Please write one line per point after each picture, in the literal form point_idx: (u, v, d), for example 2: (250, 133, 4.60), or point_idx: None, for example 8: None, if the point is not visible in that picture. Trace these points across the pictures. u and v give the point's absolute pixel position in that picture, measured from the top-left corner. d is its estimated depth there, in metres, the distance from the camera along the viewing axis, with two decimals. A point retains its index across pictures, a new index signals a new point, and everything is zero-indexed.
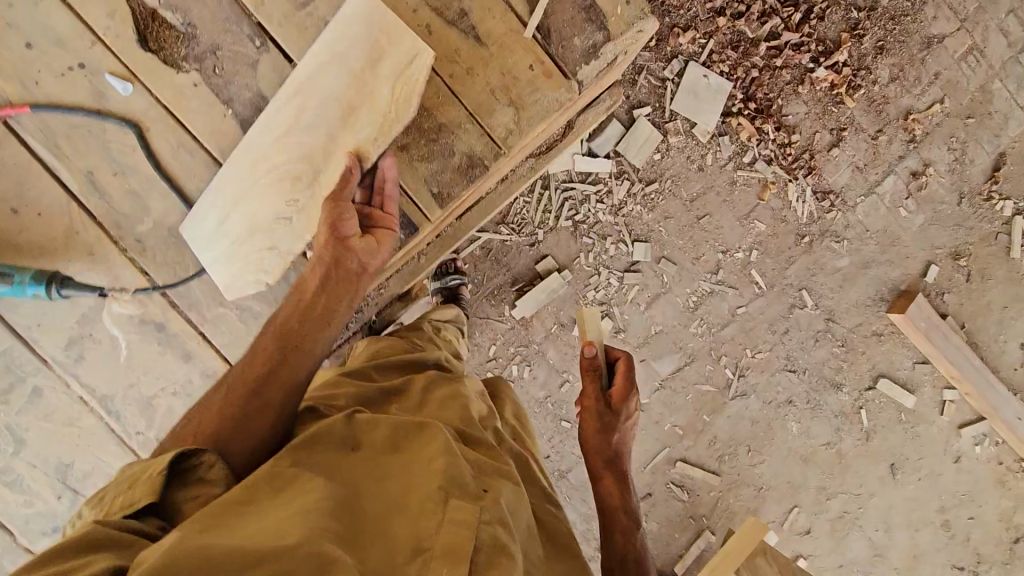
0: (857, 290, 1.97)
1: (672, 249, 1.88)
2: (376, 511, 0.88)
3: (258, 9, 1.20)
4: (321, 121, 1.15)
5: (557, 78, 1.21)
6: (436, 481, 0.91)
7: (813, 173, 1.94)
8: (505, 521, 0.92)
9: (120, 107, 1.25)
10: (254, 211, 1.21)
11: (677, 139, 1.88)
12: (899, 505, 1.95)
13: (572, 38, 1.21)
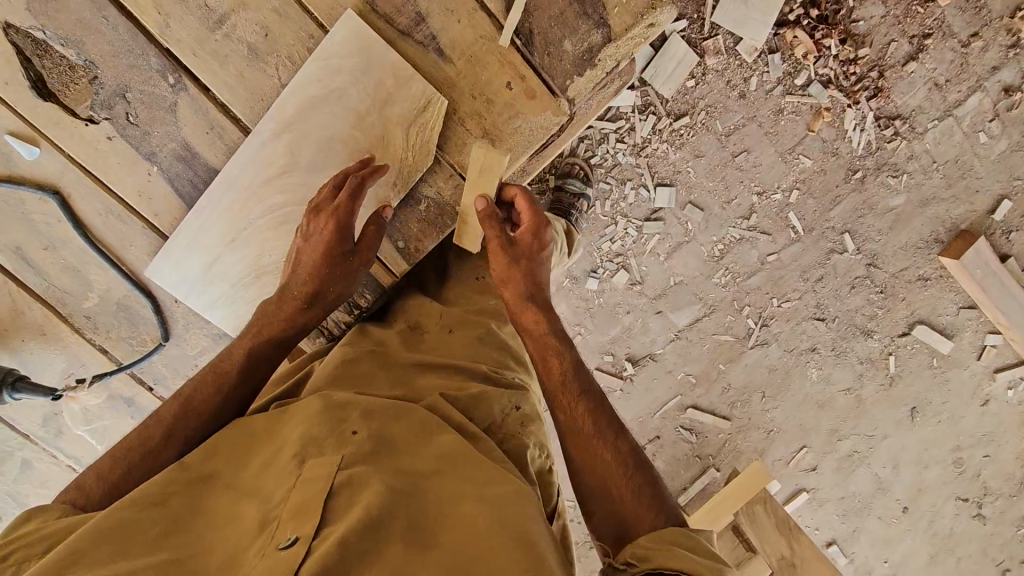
0: (910, 230, 1.74)
1: (701, 193, 1.71)
2: (223, 508, 0.77)
3: (165, 36, 1.00)
4: (322, 163, 1.06)
5: (541, 98, 1.05)
6: (288, 453, 0.80)
7: (880, 95, 1.62)
8: (373, 458, 0.78)
9: (33, 171, 1.08)
10: (251, 258, 1.11)
11: (716, 61, 1.60)
12: (912, 444, 1.96)
13: (562, 42, 1.02)
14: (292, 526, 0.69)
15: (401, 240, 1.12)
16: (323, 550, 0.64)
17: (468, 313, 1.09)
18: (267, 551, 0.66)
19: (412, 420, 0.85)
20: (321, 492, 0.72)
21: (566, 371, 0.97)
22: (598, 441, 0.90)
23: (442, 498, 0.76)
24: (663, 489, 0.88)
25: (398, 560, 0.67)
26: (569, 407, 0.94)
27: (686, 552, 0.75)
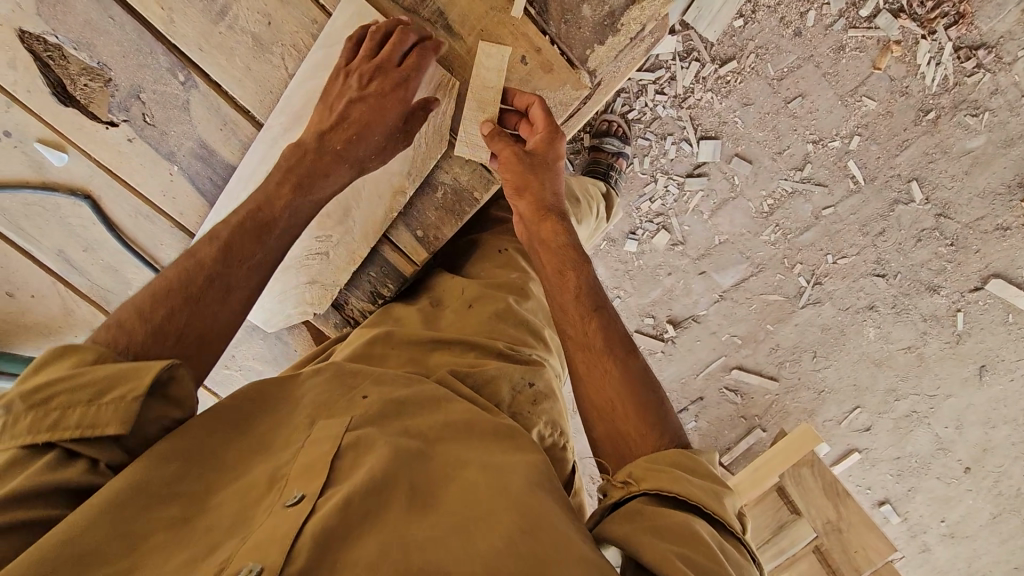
0: (990, 173, 1.57)
1: (749, 144, 1.59)
2: (233, 458, 0.68)
3: (171, 33, 0.98)
4: None
5: (559, 72, 0.97)
6: (296, 413, 0.73)
7: (961, 21, 1.43)
8: (382, 422, 0.70)
9: (63, 175, 1.14)
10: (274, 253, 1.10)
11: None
12: (980, 404, 1.84)
13: (579, 8, 0.94)
14: (296, 486, 0.61)
15: (418, 229, 1.08)
16: (327, 516, 0.57)
17: (486, 287, 1.01)
18: (270, 511, 0.59)
19: (422, 386, 0.76)
20: (327, 456, 0.64)
21: (581, 290, 0.89)
22: (608, 363, 0.82)
23: (458, 461, 0.67)
24: (671, 413, 0.79)
25: (408, 526, 0.58)
26: (581, 328, 0.86)
27: (681, 472, 0.69)
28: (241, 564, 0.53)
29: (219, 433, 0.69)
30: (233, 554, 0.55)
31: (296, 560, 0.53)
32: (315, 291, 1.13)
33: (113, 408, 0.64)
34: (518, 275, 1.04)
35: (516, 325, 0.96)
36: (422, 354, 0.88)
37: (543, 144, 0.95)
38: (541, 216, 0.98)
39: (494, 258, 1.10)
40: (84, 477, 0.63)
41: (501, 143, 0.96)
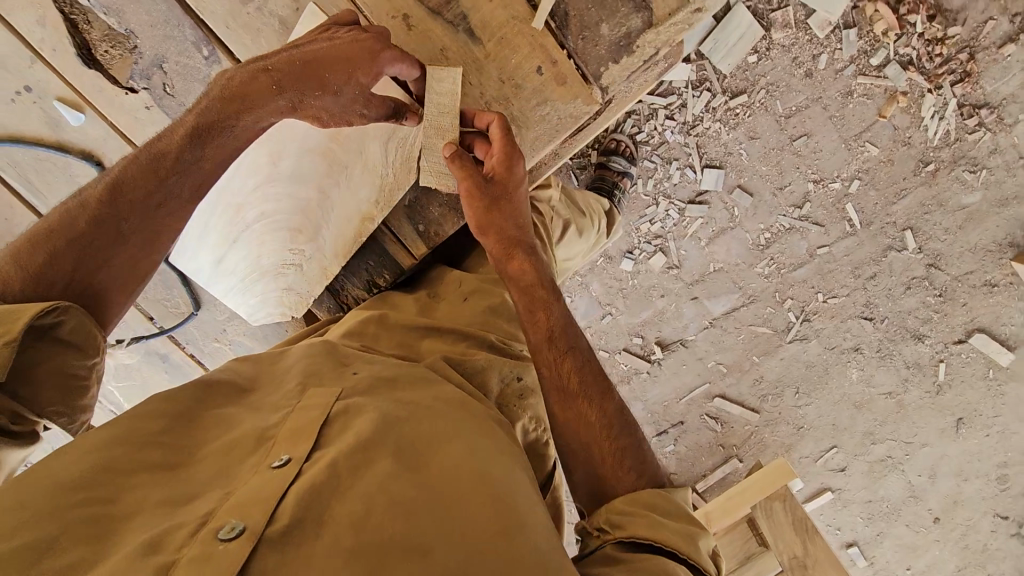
0: (982, 230, 1.60)
1: (752, 177, 1.62)
2: (220, 415, 0.64)
3: (200, 8, 1.01)
4: (304, 169, 1.05)
5: (572, 86, 0.99)
6: (287, 379, 0.69)
7: (967, 79, 1.46)
8: (373, 392, 0.66)
9: (77, 137, 1.12)
10: (253, 258, 1.12)
11: (783, 34, 1.48)
12: (954, 455, 1.86)
13: (598, 26, 0.96)
14: (283, 448, 0.57)
15: (423, 223, 1.08)
16: (315, 478, 0.53)
17: (484, 282, 1.00)
18: (254, 471, 0.55)
19: (413, 370, 0.73)
20: (316, 419, 0.60)
21: (553, 326, 0.87)
22: (585, 400, 0.81)
23: (451, 431, 0.62)
24: (648, 449, 0.80)
25: (394, 497, 0.53)
26: (555, 364, 0.84)
27: (657, 515, 0.69)
28: (222, 518, 0.48)
29: (204, 398, 0.65)
30: (215, 508, 0.50)
31: (281, 518, 0.49)
32: (291, 298, 1.14)
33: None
34: None
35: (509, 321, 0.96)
36: (413, 340, 0.88)
37: (501, 171, 0.91)
38: (509, 250, 0.94)
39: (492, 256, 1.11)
40: None
41: (462, 169, 0.91)
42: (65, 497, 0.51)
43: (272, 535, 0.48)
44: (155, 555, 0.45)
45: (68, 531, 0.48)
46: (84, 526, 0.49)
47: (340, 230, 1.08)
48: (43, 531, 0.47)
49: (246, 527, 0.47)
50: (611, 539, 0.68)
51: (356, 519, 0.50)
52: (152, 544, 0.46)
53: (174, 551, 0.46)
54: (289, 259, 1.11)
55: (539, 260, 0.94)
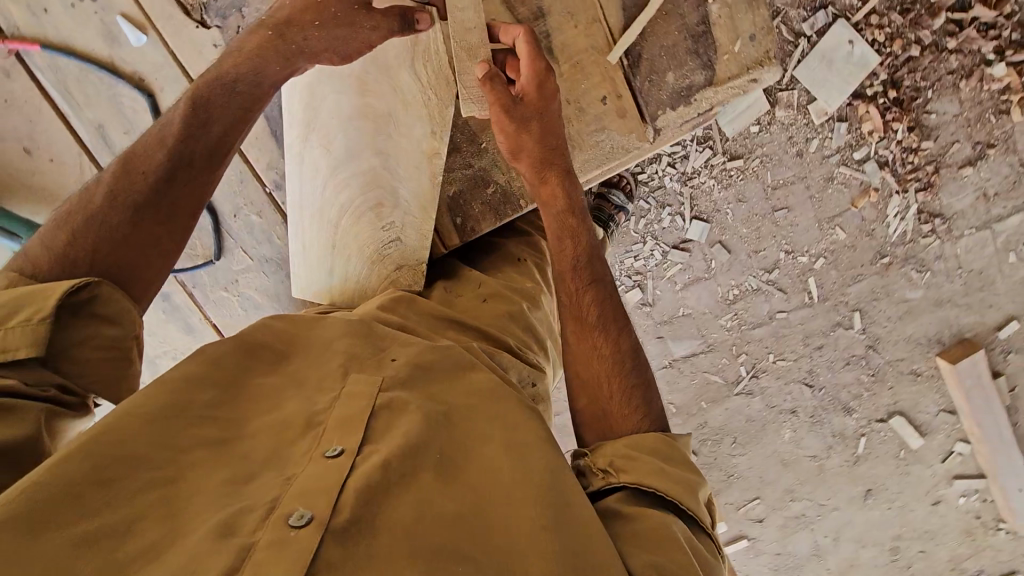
0: (917, 324, 1.79)
1: (733, 236, 1.74)
2: (261, 389, 0.80)
3: None
4: (351, 132, 1.10)
5: (631, 121, 1.10)
6: (329, 363, 0.83)
7: (928, 189, 1.65)
8: (404, 389, 0.80)
9: (134, 55, 1.52)
10: (340, 237, 1.11)
11: (783, 112, 1.62)
12: (858, 523, 2.03)
13: (666, 73, 1.10)
14: (334, 439, 0.71)
15: (460, 216, 1.14)
16: (369, 475, 0.68)
17: (504, 286, 1.05)
18: (309, 459, 0.69)
19: (448, 355, 0.86)
20: (361, 414, 0.74)
21: (581, 258, 1.01)
22: (601, 340, 0.96)
23: (475, 433, 0.78)
24: (656, 396, 0.94)
25: (424, 492, 0.69)
26: (583, 299, 0.99)
27: (660, 464, 0.81)
28: (292, 506, 0.63)
29: (243, 370, 0.81)
30: (280, 496, 0.65)
31: (343, 513, 0.63)
32: (404, 272, 1.08)
33: (23, 329, 0.77)
34: (533, 286, 1.09)
35: (524, 326, 1.01)
36: (438, 330, 0.93)
37: (528, 87, 1.01)
38: (541, 174, 1.03)
39: (511, 263, 1.13)
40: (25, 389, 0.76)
41: (494, 89, 1.00)
42: (138, 475, 0.66)
43: (337, 525, 0.62)
44: (231, 537, 0.60)
45: (145, 512, 0.63)
46: (161, 506, 0.64)
47: (416, 183, 1.09)
48: (125, 513, 0.63)
49: (315, 518, 0.62)
50: (614, 479, 0.80)
51: (405, 517, 0.66)
52: (227, 525, 0.61)
53: (250, 533, 0.61)
54: (385, 238, 1.09)
55: (569, 183, 1.03)
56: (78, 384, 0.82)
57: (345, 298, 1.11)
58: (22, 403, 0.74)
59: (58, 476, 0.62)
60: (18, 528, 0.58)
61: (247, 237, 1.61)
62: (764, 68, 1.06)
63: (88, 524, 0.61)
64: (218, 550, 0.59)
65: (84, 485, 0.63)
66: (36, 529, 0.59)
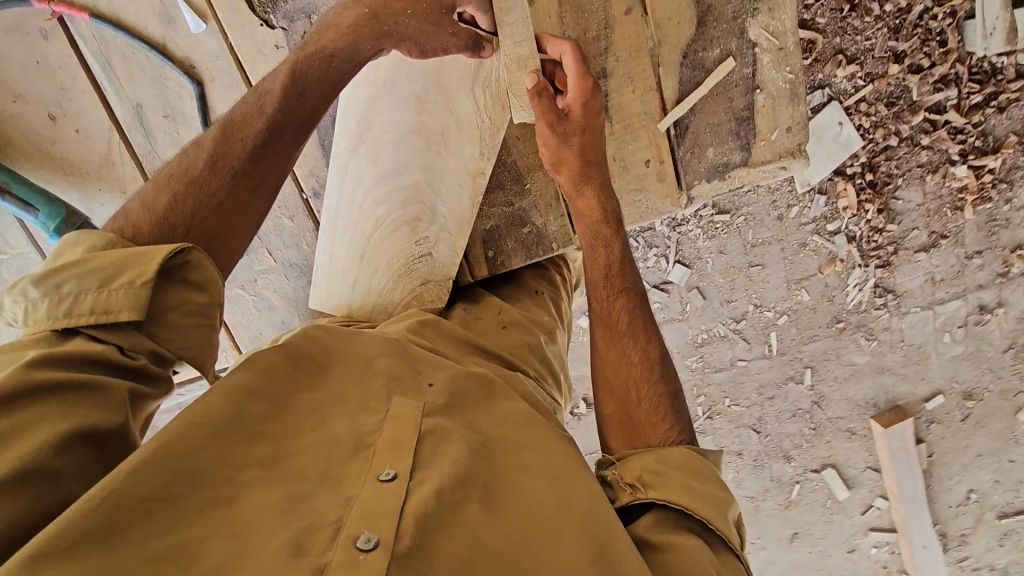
0: (859, 386, 1.94)
1: (709, 285, 1.83)
2: (304, 403, 0.77)
3: None
4: (399, 143, 1.12)
5: (669, 186, 1.15)
6: (371, 382, 0.82)
7: (886, 267, 1.79)
8: (447, 417, 0.80)
9: (190, 41, 1.50)
10: (374, 247, 1.13)
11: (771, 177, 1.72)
12: (780, 561, 2.21)
13: (706, 149, 1.13)
14: (387, 462, 0.70)
15: (492, 249, 1.16)
16: (425, 499, 0.67)
17: (523, 318, 1.09)
18: (366, 482, 0.68)
19: (482, 379, 0.87)
20: (409, 437, 0.74)
21: (613, 262, 1.05)
22: (629, 343, 0.99)
23: (517, 466, 0.77)
24: (685, 409, 0.95)
25: (480, 523, 0.68)
26: (610, 301, 1.03)
27: (688, 479, 0.81)
28: (356, 528, 0.62)
29: (291, 383, 0.78)
30: (343, 517, 0.64)
31: (404, 538, 0.63)
32: (431, 288, 1.11)
33: (126, 292, 0.70)
34: (550, 320, 1.13)
35: (542, 360, 1.04)
36: (463, 353, 0.96)
37: (574, 103, 1.03)
38: (578, 189, 1.06)
39: (529, 294, 1.18)
40: (123, 359, 0.69)
41: (541, 102, 1.03)
42: (201, 489, 0.63)
43: (400, 551, 0.62)
44: (302, 558, 0.59)
45: (214, 529, 0.61)
46: (228, 522, 0.62)
47: (455, 201, 1.13)
48: (194, 532, 0.60)
49: (379, 542, 0.61)
50: (640, 495, 0.81)
51: (466, 545, 0.66)
52: (295, 544, 0.60)
53: (319, 554, 0.60)
54: (416, 251, 1.11)
55: (606, 194, 1.06)
56: (171, 350, 0.74)
57: (363, 311, 1.12)
58: (106, 376, 0.67)
59: (124, 490, 0.59)
60: (90, 546, 0.55)
61: (275, 238, 1.57)
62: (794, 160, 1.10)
63: (160, 541, 0.58)
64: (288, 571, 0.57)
65: (150, 501, 0.60)
66: (108, 546, 0.56)
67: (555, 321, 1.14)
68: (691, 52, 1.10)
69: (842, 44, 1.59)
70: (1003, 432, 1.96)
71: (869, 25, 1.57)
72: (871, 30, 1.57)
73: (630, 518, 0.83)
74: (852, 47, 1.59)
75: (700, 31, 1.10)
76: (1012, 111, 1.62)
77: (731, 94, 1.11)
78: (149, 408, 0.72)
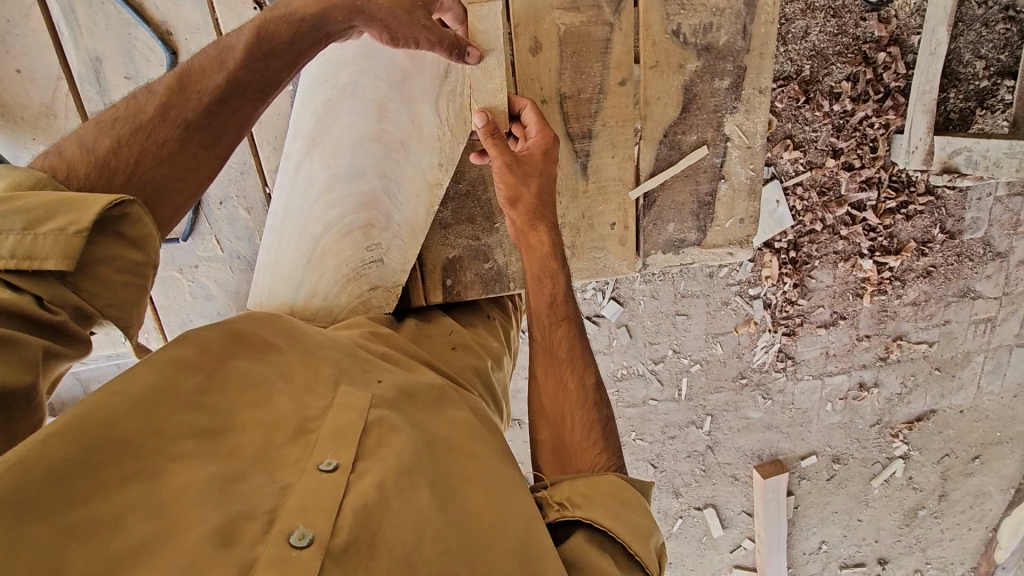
0: (749, 438, 2.12)
1: (636, 324, 1.92)
2: (241, 375, 0.73)
3: None
4: (357, 144, 1.09)
5: (628, 250, 1.22)
6: (320, 367, 0.78)
7: (791, 336, 1.96)
8: (394, 409, 0.77)
9: (169, 5, 1.38)
10: (325, 243, 1.09)
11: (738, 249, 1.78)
12: None
13: (668, 224, 1.21)
14: (328, 451, 0.67)
15: (452, 279, 1.20)
16: (361, 494, 0.64)
17: (472, 341, 1.10)
18: (302, 473, 0.64)
19: (428, 381, 0.86)
20: (353, 428, 0.70)
21: (556, 294, 1.08)
22: (567, 369, 1.02)
23: (460, 470, 0.76)
24: (614, 438, 0.99)
25: (428, 510, 0.67)
26: (554, 330, 1.05)
27: (616, 506, 0.83)
28: (289, 523, 0.59)
29: (227, 358, 0.74)
30: (278, 507, 0.60)
31: (340, 534, 0.60)
32: (378, 294, 1.12)
33: (54, 240, 0.62)
34: (496, 345, 1.15)
35: (488, 384, 1.04)
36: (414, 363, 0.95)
37: (534, 149, 1.08)
38: (531, 225, 1.10)
39: (481, 318, 1.21)
40: (37, 313, 0.61)
41: (495, 141, 1.06)
42: (123, 461, 0.58)
43: (335, 547, 0.59)
44: (231, 549, 0.55)
45: (135, 507, 0.56)
46: (153, 503, 0.57)
47: (412, 210, 1.14)
48: (117, 505, 0.55)
49: (314, 539, 0.58)
50: (568, 512, 0.82)
51: (405, 540, 0.63)
52: (226, 533, 0.56)
53: (249, 547, 0.56)
54: (367, 257, 1.11)
55: (556, 235, 1.10)
56: (95, 307, 0.65)
57: (306, 313, 1.07)
58: (19, 332, 0.59)
59: (39, 459, 0.53)
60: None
61: (226, 228, 1.48)
62: (740, 249, 1.23)
63: (77, 515, 0.53)
64: (216, 564, 0.54)
65: (70, 471, 0.55)
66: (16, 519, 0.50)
67: (502, 348, 1.17)
68: (671, 133, 1.17)
69: (791, 131, 1.73)
70: (858, 494, 2.21)
71: (818, 118, 1.73)
72: (817, 122, 1.73)
73: (555, 539, 0.83)
74: (799, 135, 1.74)
75: (683, 116, 1.17)
76: (917, 221, 1.84)
77: (699, 179, 1.20)
78: (58, 369, 0.64)
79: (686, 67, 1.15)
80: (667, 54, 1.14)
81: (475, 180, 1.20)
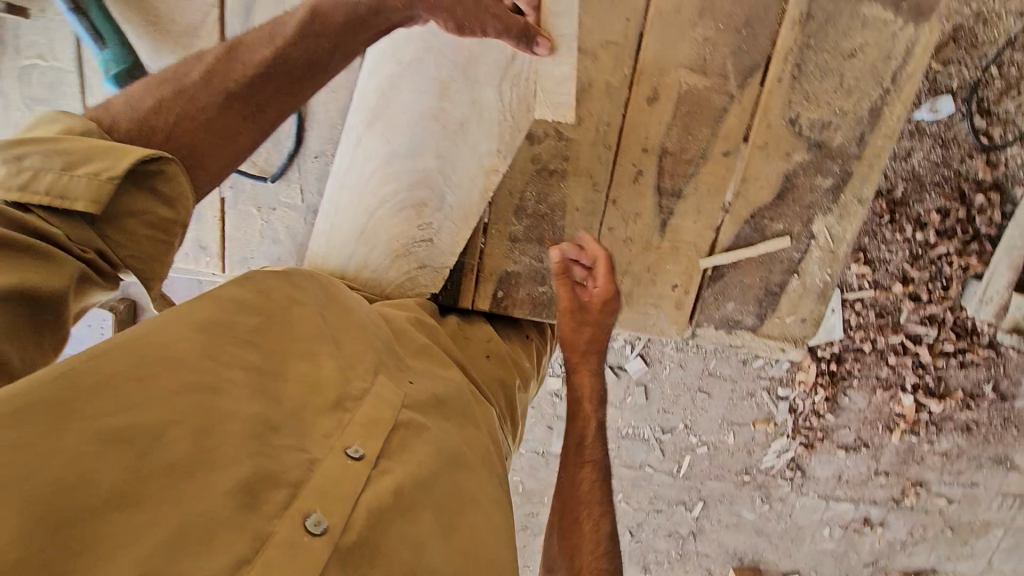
0: (734, 535, 2.04)
1: (657, 387, 1.88)
2: (296, 331, 0.74)
3: None
4: (416, 122, 1.10)
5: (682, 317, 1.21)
6: (365, 347, 0.80)
7: (808, 447, 1.89)
8: (419, 414, 0.78)
9: None
10: (378, 216, 1.10)
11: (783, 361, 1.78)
12: None
13: (728, 302, 1.20)
14: (357, 438, 0.68)
15: (504, 293, 1.19)
16: (375, 495, 0.64)
17: (507, 355, 1.11)
18: (328, 449, 0.64)
19: (454, 396, 0.87)
20: (384, 420, 0.71)
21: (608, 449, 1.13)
22: (596, 514, 1.06)
23: (468, 494, 0.76)
24: None
25: (428, 533, 0.67)
26: (585, 470, 1.10)
27: None
28: (309, 503, 0.59)
29: (287, 309, 0.76)
30: (302, 482, 0.60)
31: (349, 532, 0.60)
32: (425, 276, 1.13)
33: (88, 182, 0.65)
34: (528, 366, 1.16)
35: (508, 403, 1.06)
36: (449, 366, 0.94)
37: (597, 299, 1.11)
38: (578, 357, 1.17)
39: (520, 337, 1.22)
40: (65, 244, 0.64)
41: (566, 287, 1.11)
42: (177, 378, 0.59)
43: (342, 545, 0.59)
44: (254, 513, 0.55)
45: (181, 420, 0.57)
46: (193, 425, 0.57)
47: (465, 194, 1.13)
48: (160, 415, 0.56)
49: (328, 530, 0.58)
50: None
51: (403, 557, 0.63)
52: (252, 492, 0.56)
53: (268, 517, 0.56)
54: (417, 236, 1.11)
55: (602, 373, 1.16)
56: (116, 254, 0.69)
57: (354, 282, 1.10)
58: (52, 256, 0.62)
59: (97, 368, 0.55)
60: (52, 415, 0.50)
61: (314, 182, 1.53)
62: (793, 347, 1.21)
63: (125, 419, 0.53)
64: (237, 526, 0.53)
65: (124, 384, 0.56)
66: (64, 419, 0.51)
67: (531, 370, 1.17)
68: (758, 216, 1.16)
69: (865, 244, 1.69)
70: None
71: (897, 241, 1.68)
72: (894, 244, 1.68)
73: None
74: (872, 251, 1.70)
75: (776, 203, 1.16)
76: (970, 370, 1.77)
77: (772, 268, 1.18)
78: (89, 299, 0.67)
79: (794, 157, 1.13)
80: (779, 140, 1.13)
81: (556, 205, 1.18)
